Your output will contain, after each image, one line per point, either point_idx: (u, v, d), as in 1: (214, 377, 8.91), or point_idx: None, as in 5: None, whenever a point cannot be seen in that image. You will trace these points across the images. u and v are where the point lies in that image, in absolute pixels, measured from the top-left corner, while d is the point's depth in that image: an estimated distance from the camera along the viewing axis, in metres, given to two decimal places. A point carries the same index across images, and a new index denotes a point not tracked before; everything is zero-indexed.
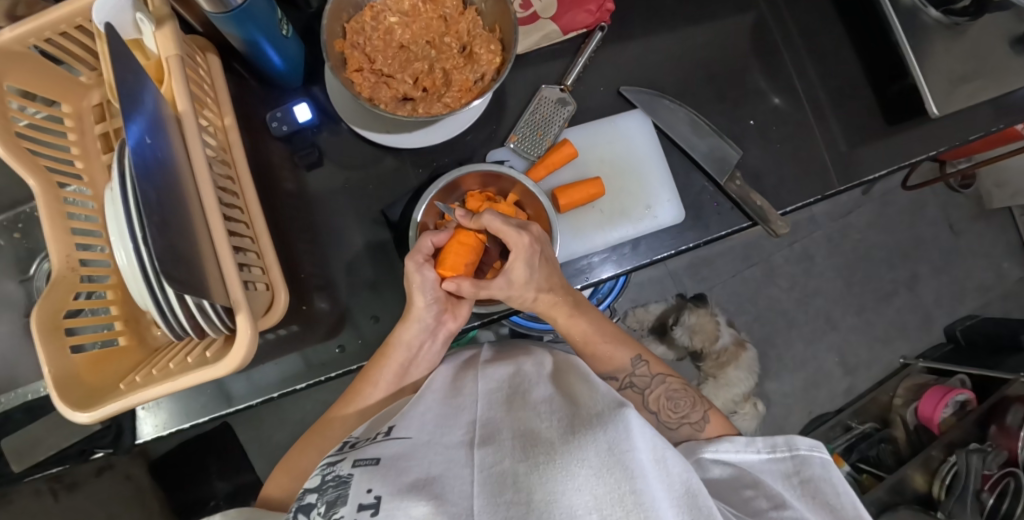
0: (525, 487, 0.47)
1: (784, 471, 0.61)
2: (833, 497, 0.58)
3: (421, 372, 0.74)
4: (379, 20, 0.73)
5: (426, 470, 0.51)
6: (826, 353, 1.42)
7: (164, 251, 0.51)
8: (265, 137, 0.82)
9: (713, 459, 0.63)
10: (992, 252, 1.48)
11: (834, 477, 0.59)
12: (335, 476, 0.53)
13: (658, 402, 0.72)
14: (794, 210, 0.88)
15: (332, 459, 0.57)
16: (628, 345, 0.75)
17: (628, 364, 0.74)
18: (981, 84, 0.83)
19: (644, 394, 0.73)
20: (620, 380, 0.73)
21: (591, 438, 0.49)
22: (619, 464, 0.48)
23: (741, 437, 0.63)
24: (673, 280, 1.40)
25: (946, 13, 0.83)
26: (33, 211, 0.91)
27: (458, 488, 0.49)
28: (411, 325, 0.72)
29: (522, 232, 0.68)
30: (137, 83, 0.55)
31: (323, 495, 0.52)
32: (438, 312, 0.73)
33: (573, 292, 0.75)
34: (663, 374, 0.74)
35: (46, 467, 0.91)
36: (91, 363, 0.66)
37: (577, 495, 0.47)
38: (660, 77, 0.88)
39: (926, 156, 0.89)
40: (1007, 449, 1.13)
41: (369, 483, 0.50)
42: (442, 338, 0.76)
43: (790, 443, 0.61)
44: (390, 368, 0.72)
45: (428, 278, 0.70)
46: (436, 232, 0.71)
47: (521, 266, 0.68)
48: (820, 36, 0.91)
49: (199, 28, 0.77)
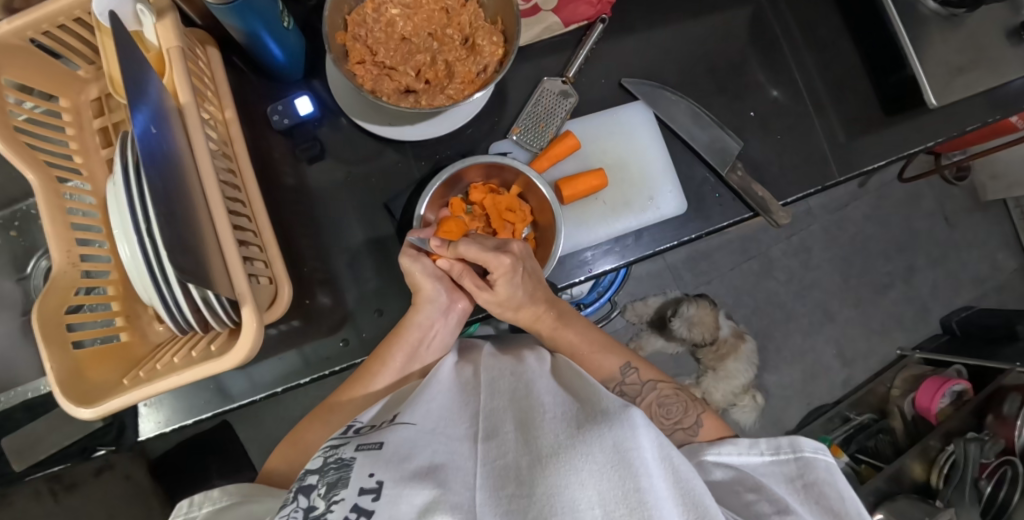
0: (529, 481, 0.47)
1: (787, 474, 0.60)
2: (836, 502, 0.58)
3: (431, 354, 0.75)
4: (380, 11, 0.73)
5: (429, 458, 0.50)
6: (824, 345, 1.43)
7: (170, 240, 0.51)
8: (265, 130, 0.82)
9: (716, 461, 0.63)
10: (987, 244, 1.49)
11: (838, 482, 0.59)
12: (337, 459, 0.53)
13: (650, 409, 0.71)
14: (795, 200, 0.88)
15: (335, 443, 0.56)
16: (615, 354, 0.75)
17: (617, 372, 0.74)
18: (980, 74, 0.83)
19: (635, 403, 0.72)
20: (610, 390, 0.73)
21: (597, 434, 0.49)
22: (623, 462, 0.47)
23: (744, 440, 0.64)
24: (671, 274, 1.41)
25: (943, 4, 0.83)
26: (29, 209, 0.91)
27: (459, 478, 0.49)
28: (424, 307, 0.73)
29: (502, 255, 0.67)
30: (142, 73, 0.54)
31: (324, 477, 0.52)
32: (449, 292, 0.75)
33: (559, 303, 0.75)
34: (653, 380, 0.73)
35: (46, 466, 0.95)
36: (92, 359, 0.65)
37: (580, 490, 0.47)
38: (661, 69, 0.88)
39: (924, 147, 0.89)
40: (1004, 438, 1.15)
41: (371, 467, 0.50)
42: (454, 318, 0.77)
43: (794, 445, 0.61)
44: (397, 352, 0.71)
45: (427, 267, 0.71)
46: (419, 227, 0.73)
47: (501, 285, 0.69)
48: (819, 27, 0.91)
49: (199, 21, 0.76)
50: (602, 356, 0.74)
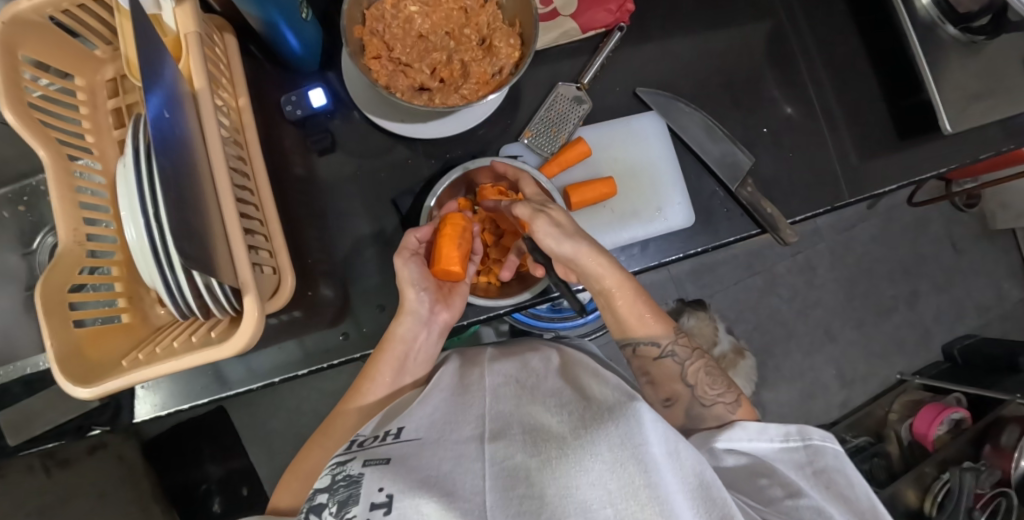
0: (538, 483, 0.47)
1: (797, 461, 0.60)
2: (847, 488, 0.58)
3: (420, 367, 0.73)
4: (399, 8, 0.73)
5: (437, 468, 0.49)
6: (824, 365, 1.42)
7: (178, 226, 0.50)
8: (278, 120, 0.82)
9: (727, 448, 0.61)
10: (993, 273, 1.49)
11: (847, 469, 0.59)
12: (346, 475, 0.52)
13: (697, 376, 0.70)
14: (803, 219, 0.87)
15: (341, 458, 0.55)
16: (666, 318, 0.73)
17: (669, 333, 0.72)
18: (997, 102, 0.82)
19: (683, 365, 0.71)
20: (661, 347, 0.71)
21: (604, 432, 0.48)
22: (633, 458, 0.47)
23: (754, 425, 0.62)
24: (674, 285, 1.39)
25: (964, 30, 0.83)
26: (38, 185, 0.91)
27: (467, 484, 0.48)
28: (406, 318, 0.72)
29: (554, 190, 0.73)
30: (158, 58, 0.54)
31: (334, 495, 0.51)
32: (432, 303, 0.74)
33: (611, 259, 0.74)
34: (701, 350, 0.72)
35: (42, 442, 0.88)
36: (91, 339, 0.65)
37: (590, 490, 0.46)
38: (676, 80, 0.88)
39: (937, 172, 0.89)
40: (1000, 469, 1.16)
41: (381, 481, 0.49)
42: (437, 330, 0.75)
43: (803, 433, 0.61)
44: (384, 367, 0.71)
45: (414, 272, 0.72)
46: (419, 228, 0.74)
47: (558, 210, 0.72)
48: (837, 47, 0.91)
49: (218, 8, 0.76)
50: (654, 318, 0.72)
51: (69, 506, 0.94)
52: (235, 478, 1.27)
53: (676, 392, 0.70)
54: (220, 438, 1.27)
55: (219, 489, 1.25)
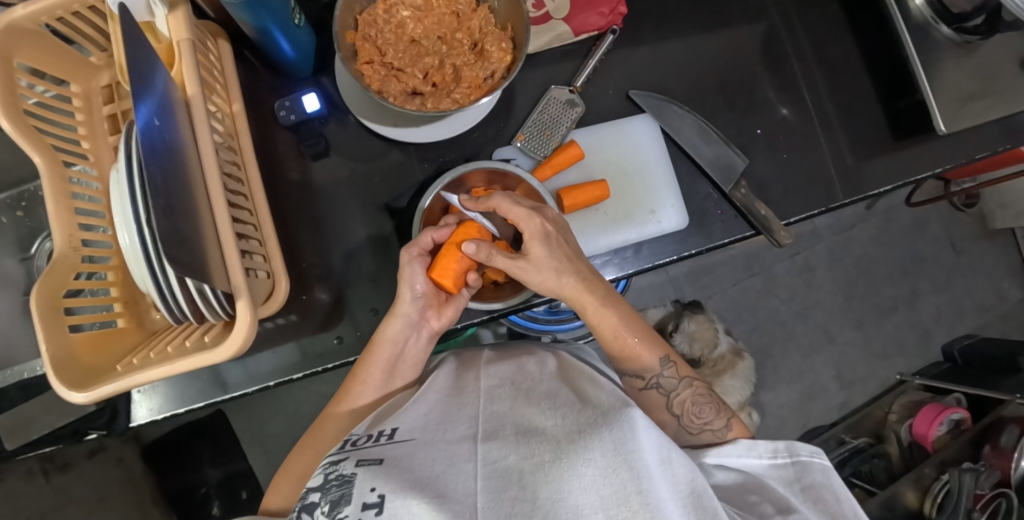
0: (530, 485, 0.46)
1: (785, 478, 0.61)
2: (834, 505, 0.58)
3: (409, 370, 0.74)
4: (391, 13, 0.73)
5: (428, 469, 0.49)
6: (823, 366, 1.42)
7: (169, 232, 0.51)
8: (273, 125, 0.82)
9: (716, 463, 0.62)
10: (993, 272, 1.48)
11: (835, 484, 0.59)
12: (338, 476, 0.52)
13: (682, 407, 0.70)
14: (797, 221, 0.88)
15: (334, 458, 0.55)
16: (656, 345, 0.72)
17: (656, 364, 0.72)
18: (992, 102, 0.82)
19: (669, 397, 0.71)
20: (644, 382, 0.71)
21: (598, 437, 0.49)
22: (626, 464, 0.47)
23: (744, 441, 0.63)
24: (672, 286, 1.39)
25: (958, 30, 0.82)
26: (36, 190, 0.92)
27: (459, 486, 0.47)
28: (395, 321, 0.72)
29: (535, 214, 0.69)
30: (149, 65, 0.55)
31: (327, 495, 0.51)
32: (423, 308, 0.74)
33: (602, 282, 0.72)
34: (690, 377, 0.72)
35: (39, 446, 0.87)
36: (89, 344, 0.65)
37: (583, 494, 0.46)
38: (670, 83, 0.88)
39: (932, 173, 0.89)
40: (1000, 469, 1.15)
41: (373, 481, 0.48)
42: (426, 335, 0.75)
43: (791, 449, 0.61)
44: (373, 369, 0.71)
45: (416, 273, 0.72)
46: (437, 228, 0.73)
47: (537, 248, 0.68)
48: (831, 48, 0.91)
49: (211, 14, 0.77)
50: (642, 348, 0.72)
51: (69, 508, 0.95)
52: (234, 481, 1.28)
53: (662, 422, 0.71)
54: (220, 440, 1.28)
55: (217, 493, 1.26)
